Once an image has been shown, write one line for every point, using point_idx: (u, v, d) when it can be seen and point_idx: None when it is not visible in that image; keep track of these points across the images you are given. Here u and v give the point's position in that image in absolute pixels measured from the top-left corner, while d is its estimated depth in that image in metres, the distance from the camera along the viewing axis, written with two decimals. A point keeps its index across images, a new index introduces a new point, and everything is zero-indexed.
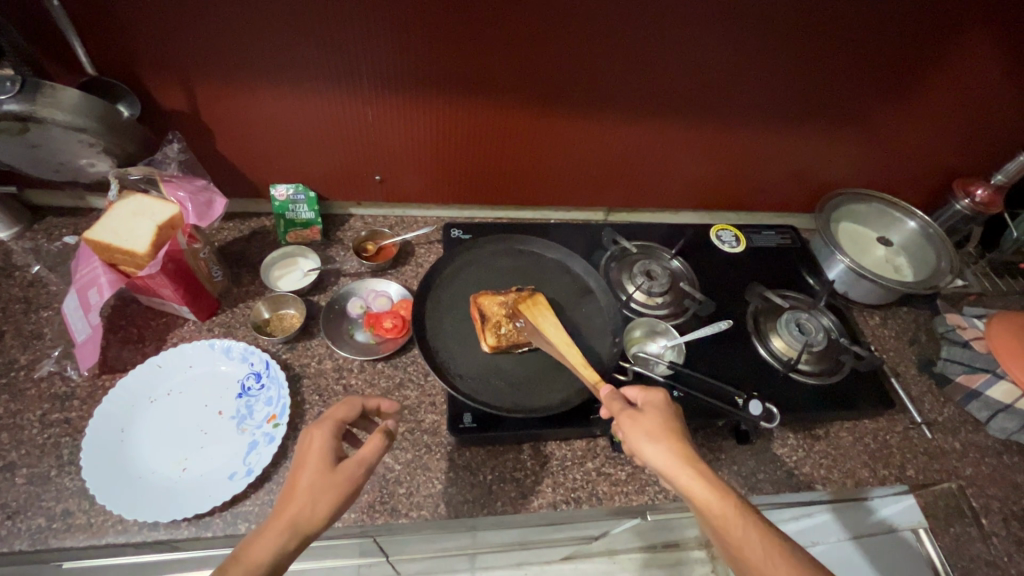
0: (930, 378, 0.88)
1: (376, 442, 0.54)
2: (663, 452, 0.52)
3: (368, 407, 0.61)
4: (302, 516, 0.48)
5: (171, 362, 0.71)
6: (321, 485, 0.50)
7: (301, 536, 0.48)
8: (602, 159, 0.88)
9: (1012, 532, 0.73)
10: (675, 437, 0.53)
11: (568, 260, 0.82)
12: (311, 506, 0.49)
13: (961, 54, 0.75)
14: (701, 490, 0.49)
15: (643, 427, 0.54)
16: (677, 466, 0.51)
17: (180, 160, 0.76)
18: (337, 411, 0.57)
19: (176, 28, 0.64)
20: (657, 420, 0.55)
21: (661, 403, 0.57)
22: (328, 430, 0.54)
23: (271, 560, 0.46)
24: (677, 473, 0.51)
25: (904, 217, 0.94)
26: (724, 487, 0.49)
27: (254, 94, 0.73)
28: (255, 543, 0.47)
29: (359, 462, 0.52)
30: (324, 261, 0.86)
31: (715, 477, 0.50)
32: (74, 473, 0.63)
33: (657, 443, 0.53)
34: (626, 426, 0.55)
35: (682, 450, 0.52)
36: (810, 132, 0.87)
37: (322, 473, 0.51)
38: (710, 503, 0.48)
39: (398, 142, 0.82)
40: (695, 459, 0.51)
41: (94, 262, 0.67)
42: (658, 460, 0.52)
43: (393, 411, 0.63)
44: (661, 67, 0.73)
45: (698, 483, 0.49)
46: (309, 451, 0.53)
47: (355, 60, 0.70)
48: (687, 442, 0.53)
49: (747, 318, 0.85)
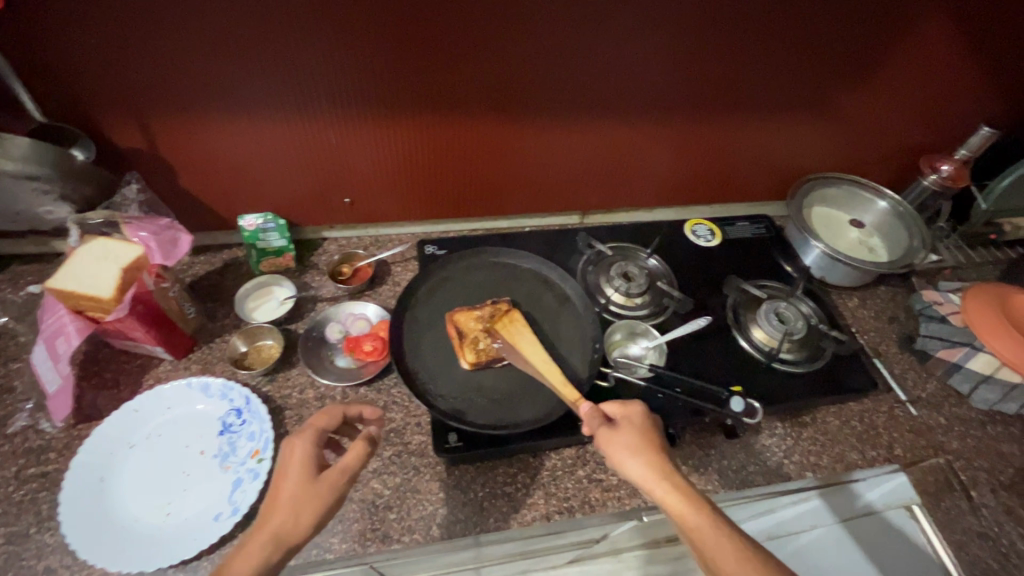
0: (911, 355, 0.89)
1: (358, 449, 0.54)
2: (639, 467, 0.53)
3: (348, 415, 0.61)
4: (286, 527, 0.48)
5: (147, 406, 0.70)
6: (304, 496, 0.50)
7: (285, 547, 0.47)
8: (571, 162, 0.88)
9: (1001, 501, 0.74)
10: (653, 451, 0.54)
11: (543, 268, 0.81)
12: (295, 517, 0.49)
13: (912, 34, 0.77)
14: (674, 502, 0.50)
15: (621, 441, 0.55)
16: (653, 479, 0.52)
17: (140, 200, 0.75)
18: (319, 420, 0.57)
19: (123, 67, 0.63)
20: (633, 434, 0.56)
21: (639, 416, 0.58)
22: (310, 438, 0.55)
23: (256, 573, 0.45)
24: (653, 486, 0.52)
25: (875, 198, 0.95)
26: (697, 500, 0.50)
27: (212, 128, 0.72)
28: (239, 557, 0.46)
29: (342, 470, 0.53)
30: (299, 288, 0.85)
31: (689, 489, 0.51)
32: (54, 528, 0.62)
33: (634, 458, 0.54)
34: (604, 440, 0.56)
35: (658, 463, 0.53)
36: (773, 121, 0.87)
37: (304, 483, 0.51)
38: (684, 515, 0.49)
39: (364, 162, 0.81)
40: (671, 472, 0.52)
41: (60, 310, 0.66)
42: (635, 474, 0.53)
43: (375, 417, 0.64)
44: (619, 69, 0.74)
45: (673, 496, 0.50)
46: (291, 461, 0.53)
47: (312, 86, 0.69)
48: (664, 455, 0.54)
49: (726, 311, 0.85)
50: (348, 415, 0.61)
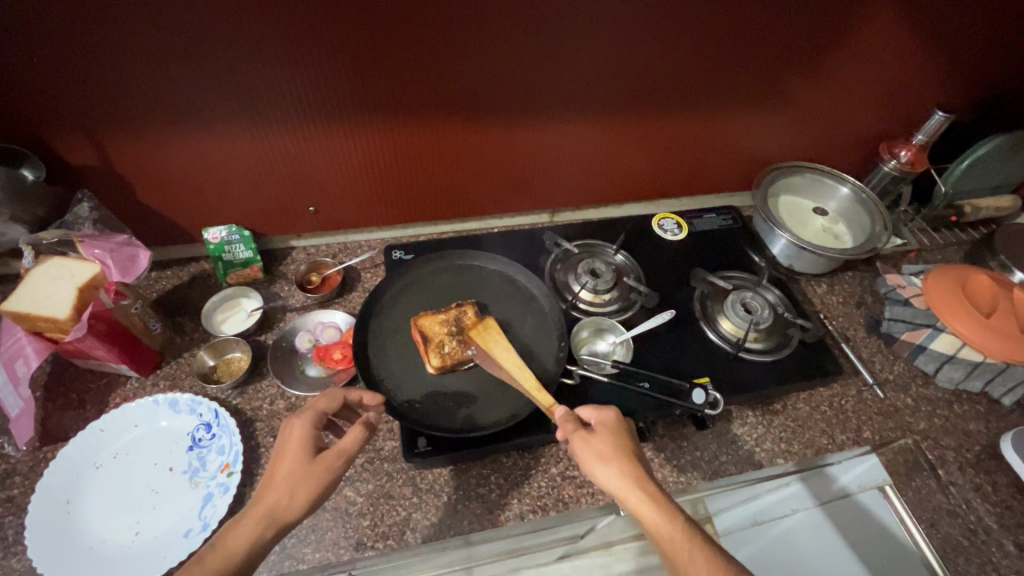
0: (879, 338, 0.90)
1: (356, 434, 0.55)
2: (614, 475, 0.53)
3: (349, 398, 0.60)
4: (280, 506, 0.49)
5: (114, 425, 0.69)
6: (301, 476, 0.51)
7: (278, 524, 0.49)
8: (535, 163, 0.89)
9: (968, 478, 0.76)
10: (629, 459, 0.54)
11: (509, 268, 0.81)
12: (289, 496, 0.50)
13: (861, 24, 0.78)
14: (649, 512, 0.50)
15: (595, 450, 0.55)
16: (629, 488, 0.52)
17: (94, 218, 0.74)
18: (318, 402, 0.57)
19: (67, 85, 0.62)
20: (608, 441, 0.56)
21: (613, 421, 0.58)
22: (308, 421, 0.55)
23: (249, 548, 0.47)
24: (628, 496, 0.51)
25: (837, 185, 0.97)
26: (671, 510, 0.50)
27: (164, 142, 0.71)
28: (231, 532, 0.47)
29: (338, 453, 0.53)
30: (267, 299, 0.85)
31: (664, 499, 0.51)
32: (20, 553, 0.61)
33: (608, 466, 0.53)
34: (579, 448, 0.56)
35: (632, 472, 0.53)
36: (732, 114, 0.88)
37: (302, 462, 0.52)
38: (658, 525, 0.49)
39: (326, 169, 0.81)
40: (645, 480, 0.52)
41: (17, 333, 0.64)
42: (609, 482, 0.53)
43: (376, 403, 0.62)
44: (574, 68, 0.74)
45: (649, 505, 0.50)
46: (290, 440, 0.53)
47: (266, 97, 0.69)
48: (639, 462, 0.54)
49: (694, 302, 0.86)
50: (349, 398, 0.61)
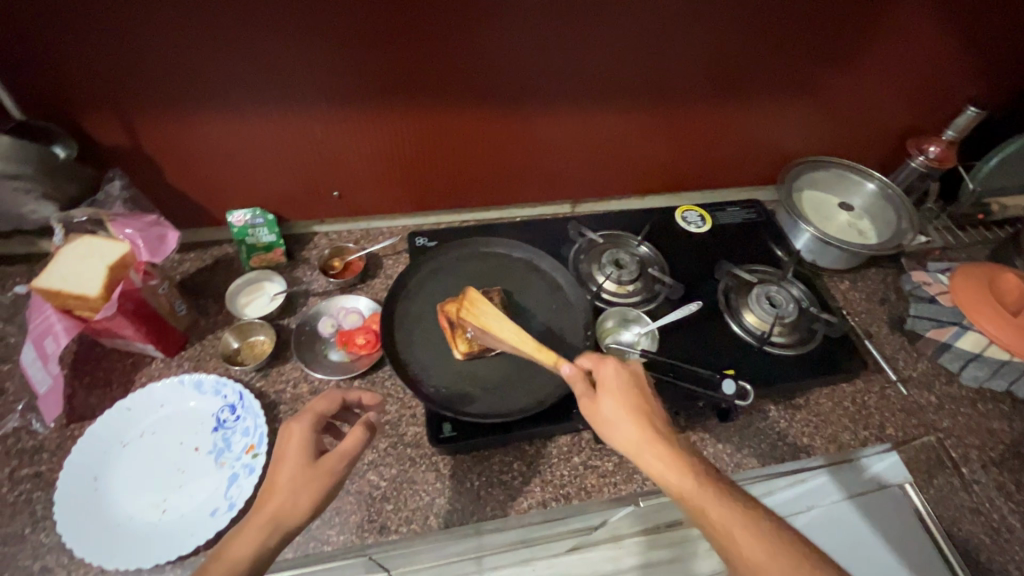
0: (902, 336, 0.89)
1: (356, 434, 0.53)
2: (625, 434, 0.52)
3: (347, 399, 0.61)
4: (283, 509, 0.48)
5: (140, 404, 0.69)
6: (303, 480, 0.50)
7: (283, 529, 0.47)
8: (560, 152, 0.88)
9: (991, 477, 0.75)
10: (644, 415, 0.53)
11: (534, 256, 0.81)
12: (292, 501, 0.48)
13: (897, 16, 0.77)
14: (665, 470, 0.49)
15: (608, 408, 0.54)
16: (643, 446, 0.51)
17: (125, 197, 0.74)
18: (317, 405, 0.56)
19: (100, 64, 0.62)
20: (614, 398, 0.54)
21: (616, 375, 0.56)
22: (308, 423, 0.54)
23: (252, 556, 0.45)
24: (642, 453, 0.50)
25: (863, 180, 0.96)
26: (685, 464, 0.49)
27: (192, 123, 0.71)
28: (234, 541, 0.46)
29: (340, 455, 0.52)
30: (290, 283, 0.85)
31: (678, 453, 0.50)
32: (49, 528, 0.61)
33: (618, 426, 0.52)
34: (590, 406, 0.55)
35: (644, 429, 0.51)
36: (759, 106, 0.87)
37: (302, 466, 0.51)
38: (674, 482, 0.49)
39: (352, 153, 0.80)
40: (661, 436, 0.51)
41: (46, 310, 0.65)
42: (621, 442, 0.52)
43: (375, 403, 0.64)
44: (606, 54, 0.73)
45: (664, 462, 0.49)
46: (289, 444, 0.53)
47: (295, 79, 0.69)
48: (649, 417, 0.53)
49: (718, 295, 0.86)
50: (347, 398, 0.61)
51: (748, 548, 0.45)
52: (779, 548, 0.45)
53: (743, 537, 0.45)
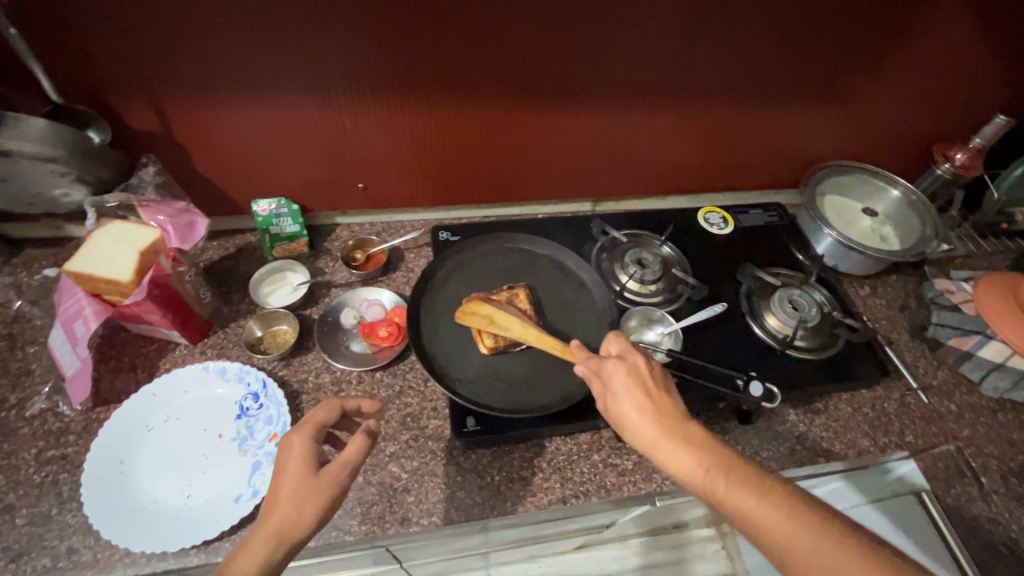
0: (922, 344, 0.89)
1: (358, 443, 0.51)
2: (638, 432, 0.51)
3: (346, 407, 0.57)
4: (289, 523, 0.45)
5: (165, 389, 0.70)
6: (307, 491, 0.47)
7: (288, 543, 0.45)
8: (584, 150, 0.88)
9: (1011, 488, 0.74)
10: (657, 407, 0.51)
11: (559, 254, 0.83)
12: (298, 513, 0.46)
13: (931, 21, 0.76)
14: (681, 460, 0.48)
15: (622, 406, 0.53)
16: (660, 438, 0.50)
17: (157, 183, 0.75)
18: (317, 413, 0.54)
19: (137, 49, 0.63)
20: (622, 398, 0.53)
21: (622, 374, 0.54)
22: (309, 433, 0.51)
23: (258, 572, 0.43)
24: (658, 446, 0.50)
25: (888, 186, 0.95)
26: (697, 457, 0.48)
27: (224, 112, 0.71)
28: (240, 556, 0.44)
29: (343, 463, 0.49)
30: (313, 274, 0.85)
31: (691, 447, 0.48)
32: (75, 509, 0.62)
33: (630, 425, 0.52)
34: (605, 406, 0.54)
35: (654, 425, 0.50)
36: (786, 109, 0.87)
37: (305, 478, 0.48)
38: (689, 475, 0.47)
39: (379, 146, 0.81)
40: (677, 428, 0.50)
41: (77, 293, 0.66)
42: (635, 440, 0.51)
43: (374, 411, 0.59)
44: (637, 53, 0.73)
45: (680, 452, 0.48)
46: (290, 455, 0.50)
47: (327, 70, 0.69)
48: (658, 411, 0.51)
49: (740, 298, 0.86)
50: (346, 407, 0.57)
51: (776, 533, 0.43)
52: (805, 527, 0.43)
53: (766, 521, 0.43)
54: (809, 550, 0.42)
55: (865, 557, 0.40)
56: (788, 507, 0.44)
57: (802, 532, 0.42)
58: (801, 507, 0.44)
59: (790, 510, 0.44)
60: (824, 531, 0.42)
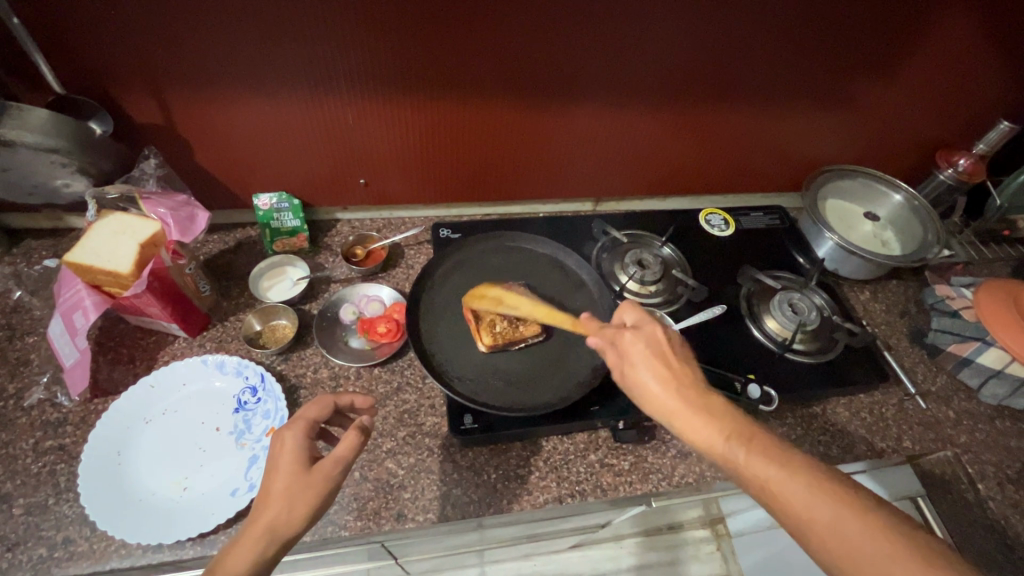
0: (922, 349, 0.89)
1: (349, 440, 0.51)
2: (658, 402, 0.51)
3: (340, 403, 0.57)
4: (280, 521, 0.45)
5: (163, 382, 0.70)
6: (299, 488, 0.47)
7: (281, 539, 0.45)
8: (588, 149, 0.88)
9: (1007, 495, 0.73)
10: (677, 378, 0.51)
11: (559, 253, 0.83)
12: (288, 510, 0.46)
13: (938, 26, 0.76)
14: (702, 430, 0.48)
15: (641, 376, 0.52)
16: (680, 408, 0.50)
17: (158, 175, 0.75)
18: (308, 411, 0.53)
19: (140, 41, 0.62)
20: (642, 368, 0.52)
21: (642, 345, 0.54)
22: (300, 430, 0.51)
23: (250, 569, 0.43)
24: (679, 417, 0.50)
25: (890, 191, 0.95)
26: (719, 426, 0.48)
27: (228, 105, 0.71)
28: (231, 552, 0.44)
29: (336, 460, 0.49)
30: (313, 269, 0.85)
31: (713, 416, 0.49)
32: (72, 500, 0.62)
33: (649, 396, 0.51)
34: (622, 377, 0.54)
35: (675, 395, 0.50)
36: (791, 111, 0.87)
37: (296, 475, 0.48)
38: (709, 443, 0.48)
39: (382, 141, 0.80)
40: (696, 399, 0.50)
41: (77, 284, 0.66)
42: (653, 409, 0.51)
43: (367, 405, 0.59)
44: (643, 53, 0.73)
45: (702, 422, 0.49)
46: (282, 453, 0.50)
47: (330, 65, 0.69)
48: (679, 382, 0.51)
49: (739, 301, 0.86)
50: (339, 403, 0.57)
51: (796, 504, 0.43)
52: (827, 498, 0.43)
53: (789, 490, 0.44)
54: (827, 521, 0.42)
55: (882, 532, 0.41)
56: (806, 477, 0.45)
57: (821, 503, 0.43)
58: (821, 480, 0.44)
59: (810, 482, 0.44)
60: (842, 502, 0.43)
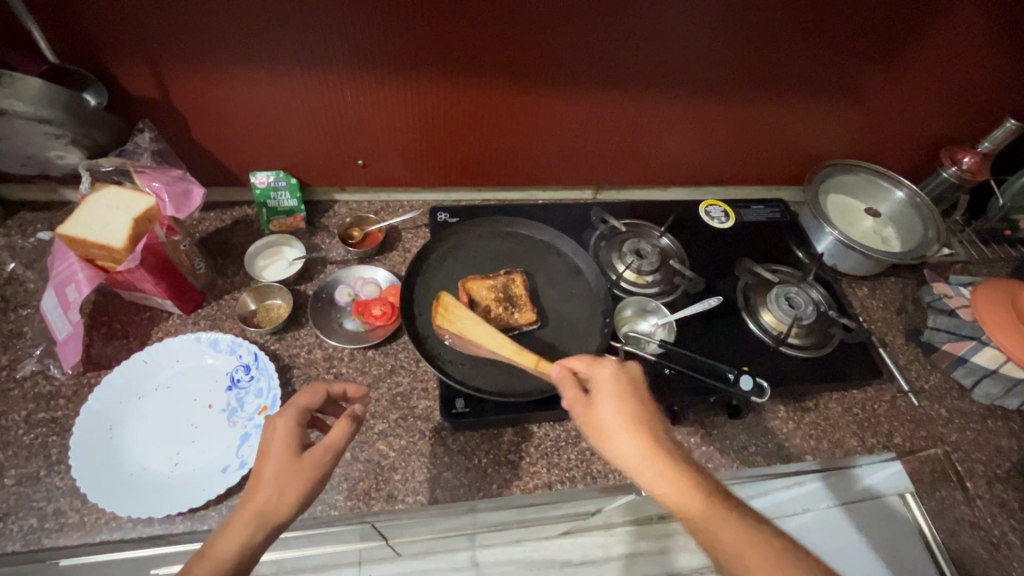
0: (917, 347, 0.88)
1: (342, 428, 0.51)
2: (627, 452, 0.49)
3: (332, 392, 0.56)
4: (269, 506, 0.45)
5: (156, 358, 0.70)
6: (289, 474, 0.47)
7: (269, 527, 0.45)
8: (588, 137, 0.87)
9: (995, 494, 0.74)
10: (646, 428, 0.51)
11: (557, 241, 0.83)
12: (278, 496, 0.46)
13: (949, 21, 0.74)
14: (673, 486, 0.47)
15: (612, 423, 0.51)
16: (649, 461, 0.48)
17: (153, 150, 0.75)
18: (301, 397, 0.53)
19: (134, 13, 0.61)
20: (611, 417, 0.51)
21: (613, 392, 0.53)
22: (293, 418, 0.51)
23: (237, 554, 0.43)
24: (648, 470, 0.48)
25: (893, 187, 0.94)
26: (689, 486, 0.47)
27: (227, 81, 0.70)
28: (219, 538, 0.44)
29: (326, 448, 0.49)
30: (308, 250, 0.85)
31: (683, 474, 0.48)
32: (64, 472, 0.62)
33: (619, 445, 0.50)
34: (590, 421, 0.52)
35: (647, 448, 0.49)
36: (795, 104, 0.86)
37: (287, 462, 0.48)
38: (679, 501, 0.46)
39: (381, 123, 0.80)
40: (664, 453, 0.49)
41: (70, 258, 0.66)
42: (622, 459, 0.49)
43: (360, 395, 0.60)
44: (648, 41, 0.72)
45: (672, 478, 0.47)
46: (273, 439, 0.50)
47: (332, 43, 0.68)
48: (649, 434, 0.50)
49: (736, 293, 0.85)
50: (332, 391, 0.57)
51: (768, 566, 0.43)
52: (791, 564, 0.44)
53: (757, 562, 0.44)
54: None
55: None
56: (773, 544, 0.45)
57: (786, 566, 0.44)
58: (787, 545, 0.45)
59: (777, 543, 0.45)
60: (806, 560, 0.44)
